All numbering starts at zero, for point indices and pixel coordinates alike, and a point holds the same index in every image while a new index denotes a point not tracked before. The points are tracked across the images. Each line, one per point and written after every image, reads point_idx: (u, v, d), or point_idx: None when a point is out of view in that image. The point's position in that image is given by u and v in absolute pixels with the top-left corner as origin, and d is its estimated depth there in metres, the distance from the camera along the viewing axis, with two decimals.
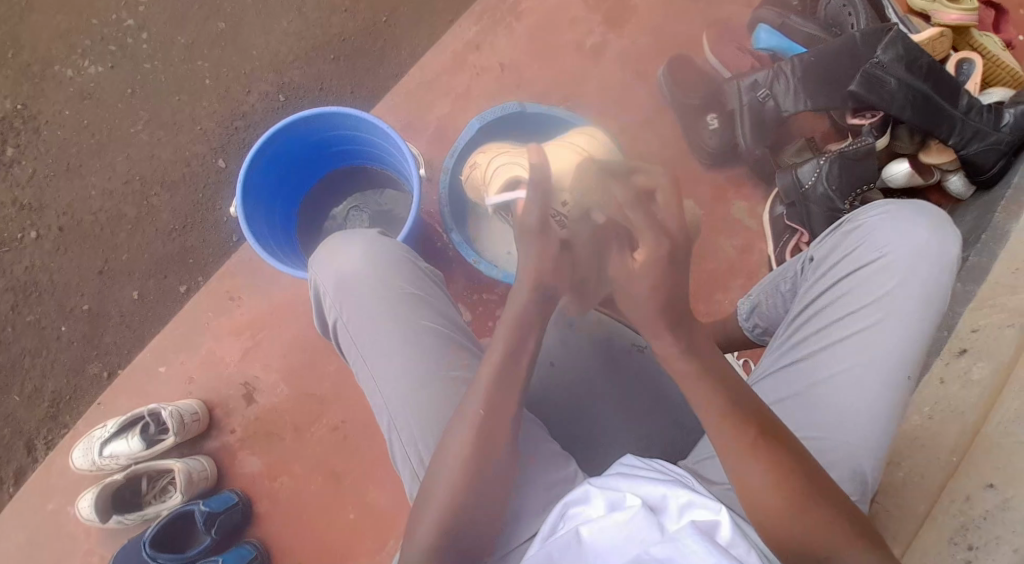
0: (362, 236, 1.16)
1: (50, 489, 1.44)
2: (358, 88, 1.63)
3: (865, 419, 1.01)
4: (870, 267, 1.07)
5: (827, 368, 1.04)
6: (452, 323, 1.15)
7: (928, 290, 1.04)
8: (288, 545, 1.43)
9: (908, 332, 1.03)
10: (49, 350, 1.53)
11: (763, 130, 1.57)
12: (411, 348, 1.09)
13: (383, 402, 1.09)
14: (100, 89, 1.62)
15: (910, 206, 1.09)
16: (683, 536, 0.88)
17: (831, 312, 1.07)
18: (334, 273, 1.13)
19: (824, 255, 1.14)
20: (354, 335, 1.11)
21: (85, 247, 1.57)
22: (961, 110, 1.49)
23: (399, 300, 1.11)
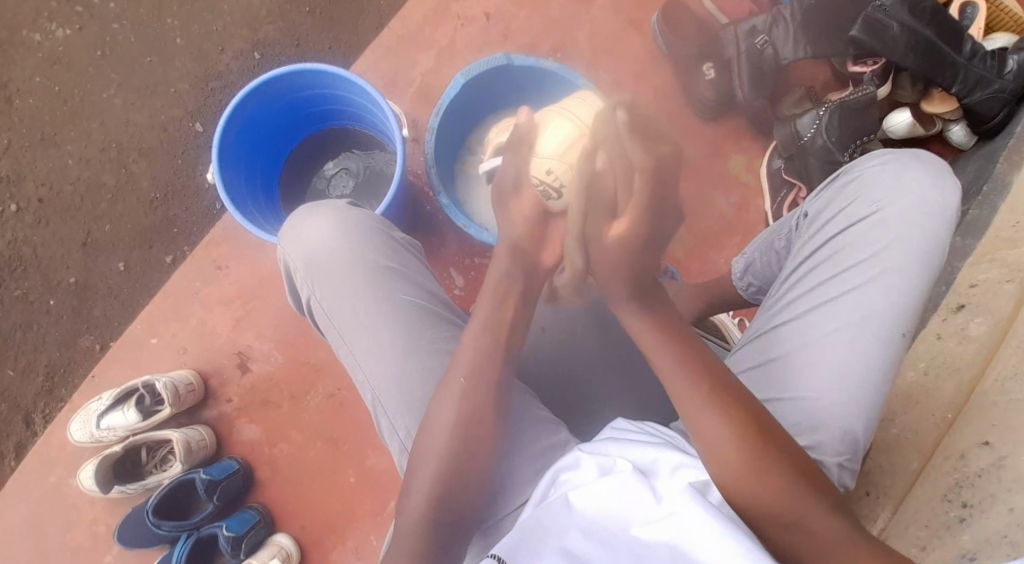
0: (328, 207, 1.13)
1: (50, 462, 1.45)
2: (337, 43, 1.58)
3: (859, 380, 0.99)
4: (866, 221, 1.05)
5: (819, 326, 1.02)
6: (430, 293, 1.13)
7: (926, 244, 1.03)
8: (291, 511, 1.44)
9: (904, 288, 1.01)
10: (38, 325, 1.52)
11: (758, 73, 1.51)
12: (389, 321, 1.08)
13: (366, 378, 1.07)
14: (69, 54, 1.58)
15: (907, 157, 1.07)
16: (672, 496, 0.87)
17: (825, 269, 1.05)
18: (303, 247, 1.11)
19: (818, 210, 1.12)
20: (330, 311, 1.09)
21: (67, 220, 1.54)
22: (965, 56, 1.44)
23: (376, 274, 1.09)
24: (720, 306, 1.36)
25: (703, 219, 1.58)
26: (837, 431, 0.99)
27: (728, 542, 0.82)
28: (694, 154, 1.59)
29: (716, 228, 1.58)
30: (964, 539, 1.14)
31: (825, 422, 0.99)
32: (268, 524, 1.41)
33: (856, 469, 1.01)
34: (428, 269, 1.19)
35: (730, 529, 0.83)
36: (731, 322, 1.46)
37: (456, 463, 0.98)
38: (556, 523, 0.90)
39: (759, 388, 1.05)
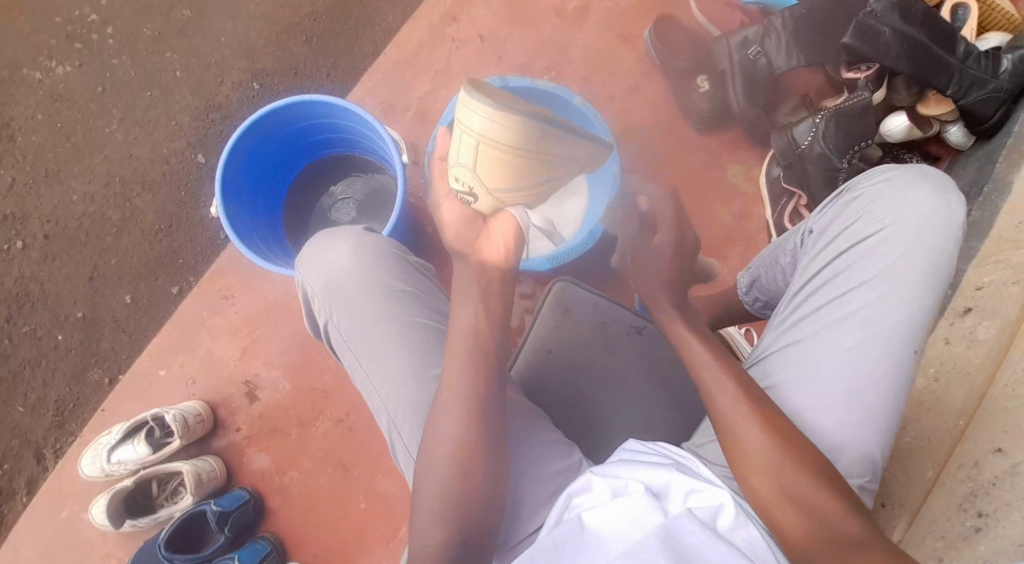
0: (348, 232, 1.14)
1: (63, 496, 1.45)
2: (335, 69, 1.59)
3: (872, 399, 0.99)
4: (873, 239, 1.04)
5: (829, 346, 1.01)
6: (445, 317, 1.13)
7: (934, 261, 1.02)
8: (303, 539, 1.44)
9: (913, 306, 1.01)
10: (47, 360, 1.53)
11: (756, 85, 1.51)
12: (404, 344, 1.08)
13: (383, 402, 1.07)
14: (70, 90, 1.59)
15: (913, 172, 1.06)
16: (684, 520, 0.88)
17: (832, 287, 1.04)
18: (320, 273, 1.12)
19: (822, 226, 1.11)
20: (349, 334, 1.10)
21: (72, 255, 1.55)
22: (959, 57, 1.44)
23: (391, 299, 1.10)
24: (726, 318, 1.35)
25: (705, 231, 1.58)
26: (850, 450, 0.99)
27: None
28: (694, 166, 1.59)
29: (718, 239, 1.58)
30: (980, 549, 1.15)
31: (839, 442, 0.99)
32: (280, 553, 1.41)
33: (874, 487, 1.01)
34: (444, 293, 1.19)
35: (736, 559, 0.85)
36: (737, 334, 1.45)
37: (464, 489, 0.97)
38: (568, 543, 0.91)
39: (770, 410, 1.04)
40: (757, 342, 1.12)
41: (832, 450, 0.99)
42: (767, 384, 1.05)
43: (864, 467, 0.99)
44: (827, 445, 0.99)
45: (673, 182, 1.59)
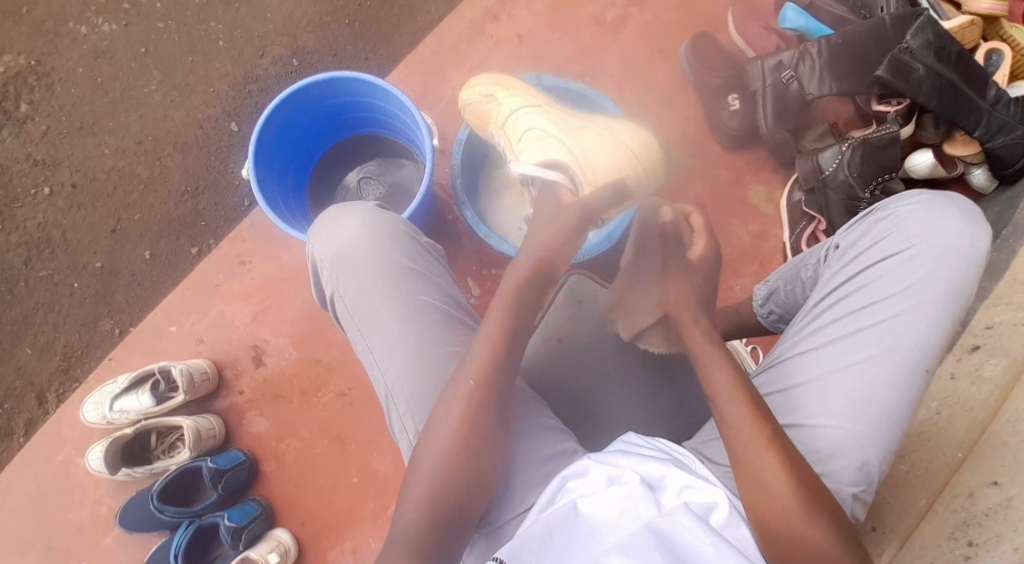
0: (360, 207, 1.11)
1: (61, 440, 1.47)
2: (373, 55, 1.63)
3: (878, 414, 1.00)
4: (897, 257, 1.05)
5: (842, 358, 1.02)
6: (452, 298, 1.11)
7: (955, 284, 1.02)
8: (293, 506, 1.45)
9: (930, 326, 1.01)
10: (61, 306, 1.55)
11: (787, 109, 1.53)
12: (408, 321, 1.05)
13: (381, 375, 1.05)
14: (114, 47, 1.63)
15: (945, 198, 1.06)
16: (678, 515, 0.90)
17: (851, 301, 1.05)
18: (331, 244, 1.08)
19: (849, 241, 1.12)
20: (353, 307, 1.07)
21: (99, 206, 1.58)
22: (989, 102, 1.47)
23: (399, 276, 1.07)
24: (735, 330, 1.36)
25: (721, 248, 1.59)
26: (854, 461, 0.99)
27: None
28: (716, 183, 1.61)
29: (732, 256, 1.59)
30: None
31: (841, 452, 1.00)
32: (268, 518, 1.42)
33: (867, 499, 1.01)
34: (451, 275, 1.16)
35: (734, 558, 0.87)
36: (742, 350, 1.46)
37: (457, 463, 0.97)
38: (561, 527, 0.93)
39: (779, 414, 1.05)
40: (770, 349, 1.13)
41: (835, 460, 1.00)
42: (778, 390, 1.06)
43: (861, 478, 1.00)
44: (830, 454, 1.00)
45: (695, 196, 1.60)
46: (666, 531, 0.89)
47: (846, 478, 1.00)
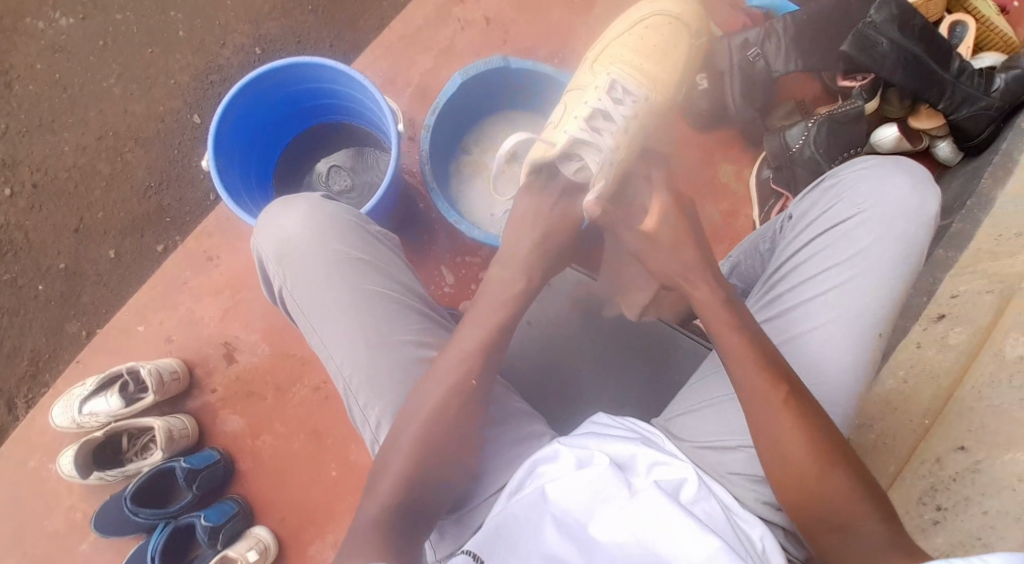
0: (305, 198, 1.07)
1: (31, 446, 1.45)
2: (338, 40, 1.58)
3: (833, 380, 1.00)
4: (848, 223, 1.05)
5: (797, 327, 1.03)
6: (405, 286, 1.07)
7: (904, 246, 1.03)
8: (272, 502, 1.45)
9: (883, 289, 1.02)
10: (26, 309, 1.52)
11: (754, 86, 1.54)
12: (361, 312, 1.01)
13: (337, 368, 1.01)
14: (71, 42, 1.59)
15: (892, 163, 1.08)
16: (647, 492, 0.97)
17: (804, 269, 1.06)
18: (275, 237, 1.04)
19: (803, 210, 1.12)
20: (303, 301, 1.03)
21: (60, 205, 1.55)
22: (953, 74, 1.48)
23: (347, 268, 1.03)
24: None
25: None
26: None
27: (699, 536, 0.93)
28: (685, 162, 1.61)
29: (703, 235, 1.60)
30: (937, 541, 1.15)
31: None
32: (246, 516, 1.42)
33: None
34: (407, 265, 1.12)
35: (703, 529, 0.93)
36: None
37: (429, 447, 0.96)
38: (530, 517, 0.97)
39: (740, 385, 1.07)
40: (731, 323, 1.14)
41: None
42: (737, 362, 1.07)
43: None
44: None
45: None
46: (638, 506, 0.96)
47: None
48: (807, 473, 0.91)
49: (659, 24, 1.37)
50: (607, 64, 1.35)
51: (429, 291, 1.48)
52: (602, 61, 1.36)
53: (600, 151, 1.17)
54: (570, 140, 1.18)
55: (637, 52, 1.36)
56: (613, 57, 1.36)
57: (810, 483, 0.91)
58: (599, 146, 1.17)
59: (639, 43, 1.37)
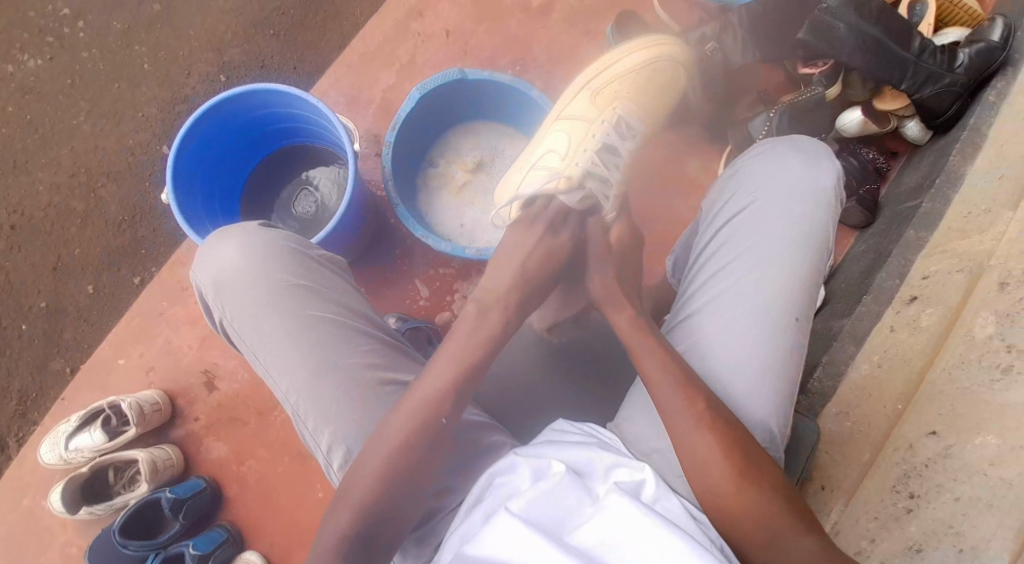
0: (239, 230, 1.14)
1: (23, 484, 1.48)
2: (301, 63, 1.60)
3: (754, 366, 1.04)
4: (747, 212, 1.11)
5: (713, 320, 1.07)
6: (345, 307, 1.14)
7: (803, 227, 1.08)
8: (260, 527, 1.46)
9: (795, 274, 1.06)
10: (11, 349, 1.55)
11: (715, 81, 1.52)
12: (299, 339, 1.09)
13: (285, 395, 1.10)
14: (40, 83, 1.62)
15: (787, 145, 1.14)
16: (609, 497, 0.98)
17: (714, 263, 1.10)
18: (214, 272, 1.12)
19: (715, 204, 1.17)
20: (245, 334, 1.11)
21: (37, 245, 1.57)
22: (914, 53, 1.45)
23: (285, 297, 1.11)
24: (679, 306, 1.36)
25: (666, 223, 1.59)
26: (756, 420, 1.03)
27: (666, 532, 0.93)
28: (653, 159, 1.61)
29: (676, 231, 1.59)
30: (910, 531, 1.13)
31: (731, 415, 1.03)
32: (236, 541, 1.44)
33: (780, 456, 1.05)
34: (349, 284, 1.19)
35: (669, 526, 0.94)
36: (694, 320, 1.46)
37: (395, 471, 0.97)
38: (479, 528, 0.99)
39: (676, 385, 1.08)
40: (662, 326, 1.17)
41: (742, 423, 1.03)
42: None
43: (768, 435, 1.03)
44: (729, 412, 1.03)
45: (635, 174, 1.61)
46: (604, 511, 0.97)
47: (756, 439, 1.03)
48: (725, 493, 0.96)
49: (665, 67, 1.38)
50: (611, 101, 1.33)
51: (403, 306, 1.48)
52: (605, 94, 1.33)
53: (608, 185, 1.23)
54: (582, 169, 1.23)
55: (636, 91, 1.35)
56: (615, 91, 1.33)
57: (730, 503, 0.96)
58: (606, 180, 1.23)
59: (642, 80, 1.36)
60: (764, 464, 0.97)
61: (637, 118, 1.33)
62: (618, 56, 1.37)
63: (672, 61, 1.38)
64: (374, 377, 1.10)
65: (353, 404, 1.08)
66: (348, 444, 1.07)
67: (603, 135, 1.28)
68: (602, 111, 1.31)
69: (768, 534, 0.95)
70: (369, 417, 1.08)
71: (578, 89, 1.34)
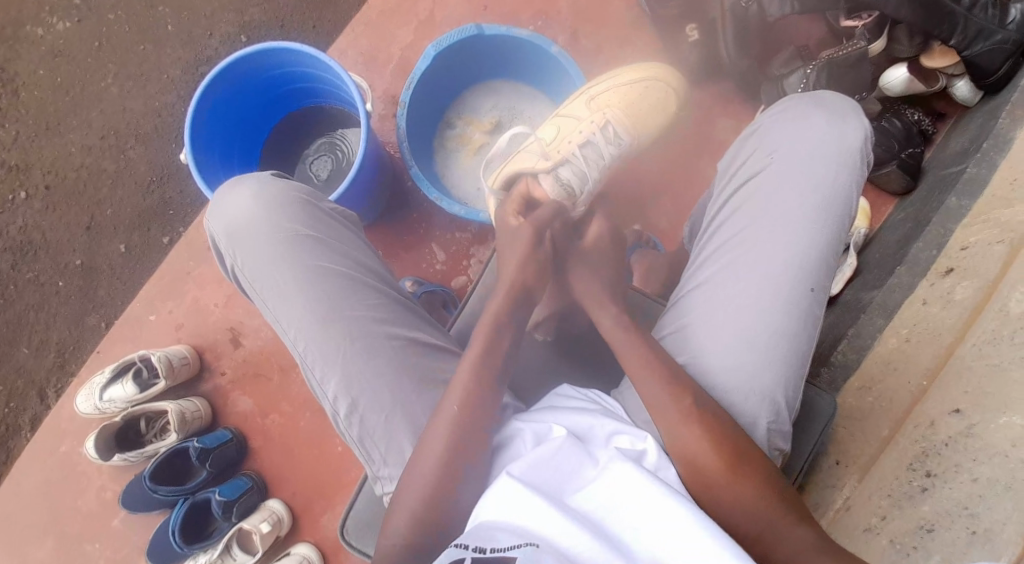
0: (254, 180, 1.16)
1: (61, 431, 1.55)
2: (320, 22, 1.59)
3: (764, 335, 1.00)
4: (765, 172, 1.06)
5: (723, 284, 1.03)
6: (357, 262, 1.14)
7: (825, 191, 1.03)
8: (283, 479, 1.50)
9: (809, 240, 1.02)
10: (49, 305, 1.61)
11: (746, 38, 1.45)
12: (307, 287, 1.10)
13: (292, 343, 1.10)
14: (69, 46, 1.65)
15: (810, 102, 1.09)
16: (611, 462, 0.97)
17: (729, 225, 1.06)
18: (228, 219, 1.13)
19: (732, 165, 1.12)
20: (255, 281, 1.12)
21: (71, 204, 1.62)
22: (965, 5, 1.36)
23: (298, 247, 1.12)
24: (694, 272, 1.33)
25: (692, 188, 1.55)
26: (762, 394, 0.99)
27: (667, 499, 0.93)
28: (679, 122, 1.56)
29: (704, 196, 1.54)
30: (923, 510, 1.09)
31: (736, 385, 1.00)
32: (260, 490, 1.48)
33: (787, 431, 1.01)
34: (360, 239, 1.20)
35: (671, 494, 0.93)
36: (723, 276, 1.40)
37: (451, 459, 0.99)
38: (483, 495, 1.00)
39: (678, 352, 1.05)
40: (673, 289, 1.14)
41: (747, 397, 1.00)
42: (671, 329, 1.07)
43: (773, 410, 1.00)
44: (731, 386, 1.00)
45: (661, 135, 1.56)
46: (606, 478, 0.96)
47: (761, 413, 1.00)
48: (713, 468, 0.96)
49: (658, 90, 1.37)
50: (605, 106, 1.33)
51: (421, 268, 1.48)
52: (601, 99, 1.33)
53: (581, 180, 1.31)
54: (563, 160, 1.29)
55: (629, 100, 1.34)
56: (608, 100, 1.33)
57: (711, 480, 0.96)
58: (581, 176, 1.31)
59: (636, 94, 1.35)
60: (747, 444, 0.97)
61: (640, 111, 1.36)
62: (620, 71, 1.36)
63: (669, 74, 1.38)
64: (382, 328, 1.10)
65: (361, 354, 1.08)
66: (354, 393, 1.08)
67: (589, 134, 1.32)
68: (593, 115, 1.32)
69: (756, 509, 0.95)
70: (375, 367, 1.08)
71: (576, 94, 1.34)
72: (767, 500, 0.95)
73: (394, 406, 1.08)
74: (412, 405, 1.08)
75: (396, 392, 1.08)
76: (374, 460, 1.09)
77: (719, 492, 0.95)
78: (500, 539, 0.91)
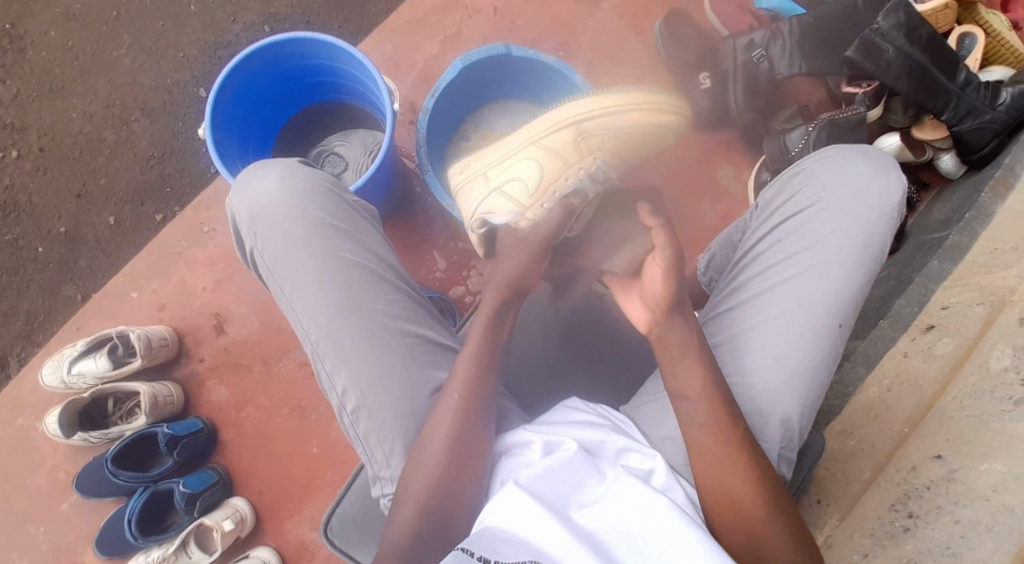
0: (279, 165, 1.15)
1: (19, 404, 1.48)
2: (346, 23, 1.61)
3: (793, 367, 1.03)
4: (808, 212, 1.09)
5: (757, 314, 1.06)
6: (375, 255, 1.14)
7: (864, 235, 1.06)
8: (252, 475, 1.46)
9: (843, 279, 1.05)
10: (25, 270, 1.55)
11: (757, 89, 1.51)
12: (329, 278, 1.09)
13: (305, 333, 1.09)
14: (85, 11, 1.61)
15: (858, 152, 1.11)
16: (621, 478, 0.98)
17: (766, 259, 1.10)
18: (252, 202, 1.12)
19: (769, 202, 1.16)
20: (273, 266, 1.10)
21: (64, 169, 1.58)
22: (958, 84, 1.46)
23: (319, 237, 1.10)
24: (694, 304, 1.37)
25: (689, 226, 1.59)
26: (783, 423, 1.03)
27: (674, 517, 0.93)
28: (684, 162, 1.61)
29: (699, 235, 1.59)
30: (906, 548, 1.12)
31: (760, 411, 1.04)
32: (225, 486, 1.43)
33: (794, 458, 1.05)
34: (379, 235, 1.19)
35: (682, 516, 0.94)
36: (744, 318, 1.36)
37: (456, 459, 1.00)
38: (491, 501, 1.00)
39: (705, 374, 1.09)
40: (702, 311, 1.18)
41: (767, 423, 1.04)
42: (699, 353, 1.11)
43: (788, 438, 1.04)
44: (755, 411, 1.04)
45: (665, 173, 1.61)
46: (614, 494, 0.97)
47: (775, 440, 1.04)
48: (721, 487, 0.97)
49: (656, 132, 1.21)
50: (595, 148, 1.18)
51: (421, 274, 1.49)
52: (588, 140, 1.17)
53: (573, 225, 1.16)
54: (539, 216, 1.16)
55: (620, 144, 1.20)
56: (598, 141, 1.18)
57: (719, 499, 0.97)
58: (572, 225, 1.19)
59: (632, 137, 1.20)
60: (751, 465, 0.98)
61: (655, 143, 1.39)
62: (610, 100, 1.17)
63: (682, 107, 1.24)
64: (398, 325, 1.09)
65: (375, 350, 1.07)
66: (363, 389, 1.06)
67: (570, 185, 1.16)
68: (581, 158, 1.17)
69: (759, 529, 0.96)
70: (388, 363, 1.07)
71: (561, 122, 1.17)
72: (773, 528, 0.96)
73: (404, 403, 1.06)
74: (422, 406, 1.08)
75: (405, 390, 1.07)
76: (375, 461, 1.08)
77: (722, 510, 0.97)
78: (505, 552, 0.90)
